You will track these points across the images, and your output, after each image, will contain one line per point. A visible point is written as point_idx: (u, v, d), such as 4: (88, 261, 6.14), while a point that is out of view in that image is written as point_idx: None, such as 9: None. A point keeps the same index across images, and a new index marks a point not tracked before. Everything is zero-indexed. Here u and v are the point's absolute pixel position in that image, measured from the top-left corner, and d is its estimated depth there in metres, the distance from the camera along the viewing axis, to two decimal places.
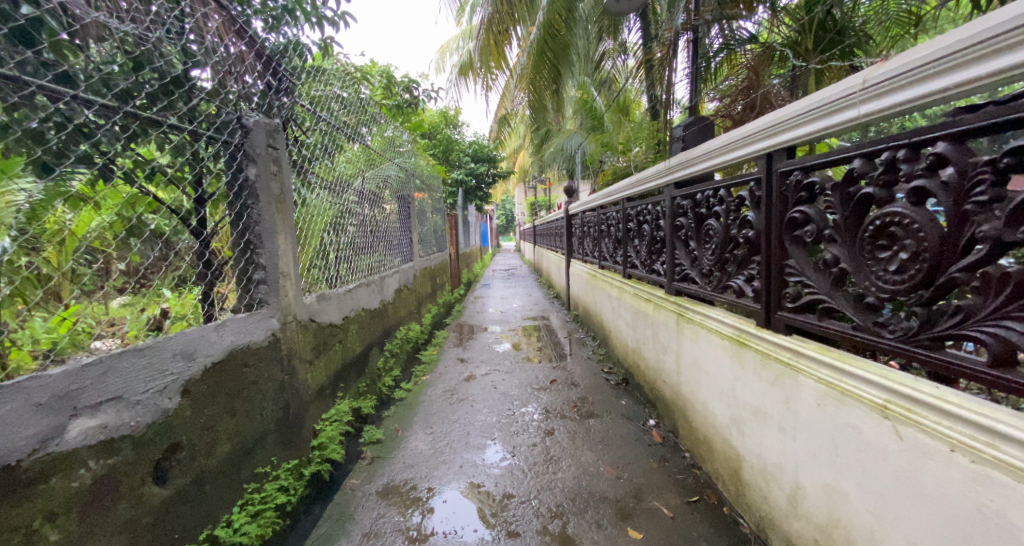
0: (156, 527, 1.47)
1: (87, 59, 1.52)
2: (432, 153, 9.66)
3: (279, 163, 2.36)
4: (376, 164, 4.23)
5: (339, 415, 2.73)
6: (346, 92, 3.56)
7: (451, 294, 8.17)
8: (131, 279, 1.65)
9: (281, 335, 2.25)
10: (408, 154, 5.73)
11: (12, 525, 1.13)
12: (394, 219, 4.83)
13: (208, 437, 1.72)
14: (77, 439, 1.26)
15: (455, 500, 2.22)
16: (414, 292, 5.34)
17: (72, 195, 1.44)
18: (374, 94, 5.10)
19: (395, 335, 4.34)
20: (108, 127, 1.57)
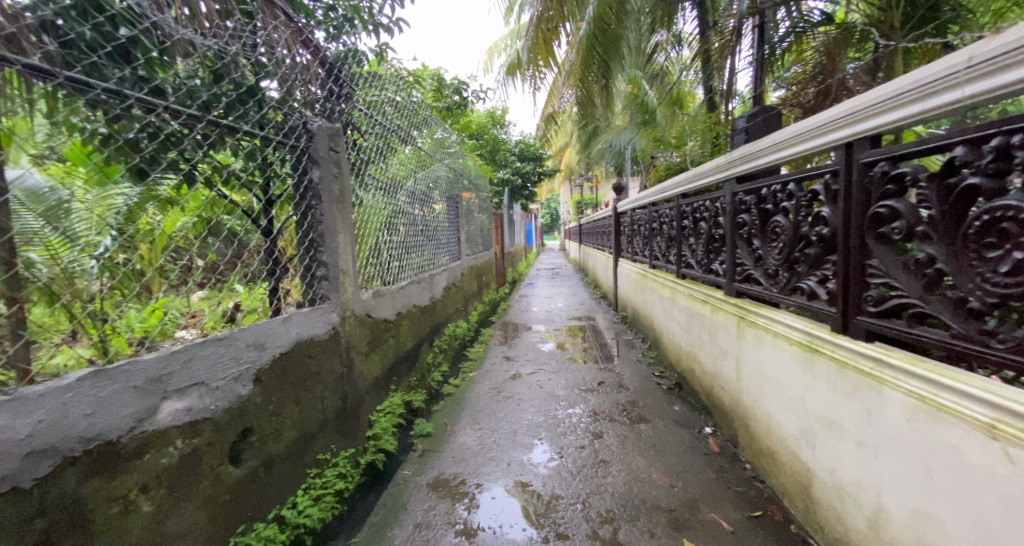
0: (232, 504, 1.59)
1: (174, 74, 1.66)
2: (479, 153, 9.81)
3: (340, 165, 2.47)
4: (426, 165, 4.34)
5: (392, 407, 2.83)
6: (400, 96, 3.68)
7: (497, 293, 8.25)
8: (210, 274, 1.79)
9: (340, 329, 2.37)
10: (457, 155, 5.84)
11: (113, 494, 1.21)
12: (443, 219, 4.94)
13: (276, 423, 1.83)
14: (167, 420, 1.36)
15: (502, 498, 2.24)
16: (461, 290, 5.43)
17: (161, 198, 1.61)
18: (425, 96, 5.22)
19: (444, 332, 4.43)
20: (193, 135, 1.70)
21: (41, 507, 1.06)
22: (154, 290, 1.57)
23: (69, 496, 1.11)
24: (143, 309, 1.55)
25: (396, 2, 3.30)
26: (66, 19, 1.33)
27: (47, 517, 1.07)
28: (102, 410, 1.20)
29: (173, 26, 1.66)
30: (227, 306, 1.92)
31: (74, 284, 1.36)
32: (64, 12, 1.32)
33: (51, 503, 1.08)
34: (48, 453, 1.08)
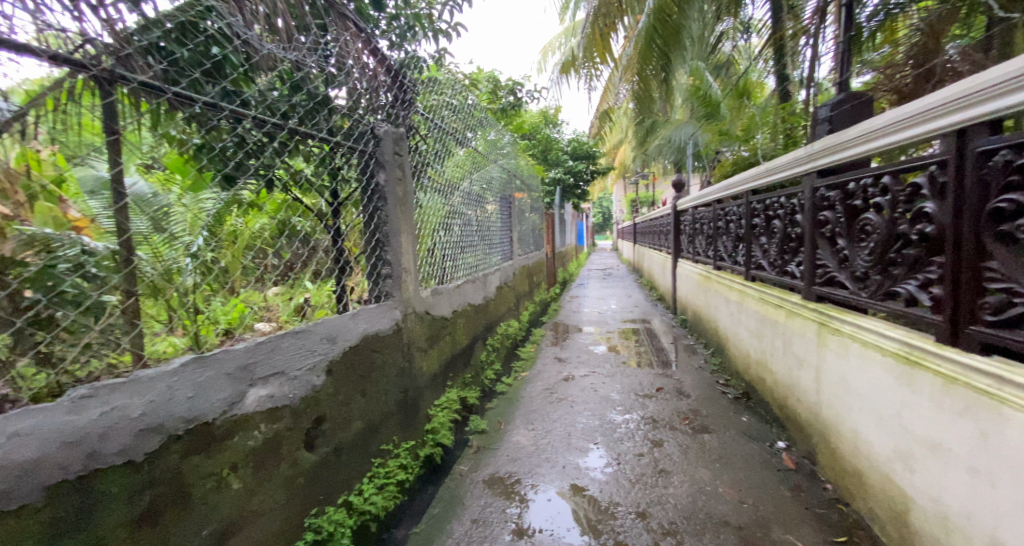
0: (307, 487, 1.70)
1: (258, 88, 1.79)
2: (531, 153, 9.84)
3: (403, 168, 2.56)
4: (481, 166, 4.41)
5: (449, 402, 2.90)
6: (456, 99, 3.76)
7: (548, 293, 8.22)
8: (286, 272, 1.93)
9: (402, 325, 2.46)
10: (510, 155, 5.88)
11: (209, 471, 1.31)
12: (496, 219, 4.99)
13: (345, 413, 1.94)
14: (253, 405, 1.47)
15: (552, 500, 2.22)
16: (513, 290, 5.46)
17: (242, 202, 1.78)
18: (479, 98, 5.30)
19: (496, 331, 4.48)
20: (272, 144, 1.82)
21: (149, 480, 1.14)
22: (237, 286, 1.73)
23: (175, 470, 1.21)
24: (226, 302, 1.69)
25: (455, 7, 3.38)
26: (168, 40, 1.47)
27: (154, 490, 1.15)
28: (201, 394, 1.30)
29: (260, 42, 1.79)
30: (298, 301, 2.04)
31: (171, 279, 1.56)
32: (166, 35, 1.45)
33: (158, 477, 1.16)
34: (155, 431, 1.16)
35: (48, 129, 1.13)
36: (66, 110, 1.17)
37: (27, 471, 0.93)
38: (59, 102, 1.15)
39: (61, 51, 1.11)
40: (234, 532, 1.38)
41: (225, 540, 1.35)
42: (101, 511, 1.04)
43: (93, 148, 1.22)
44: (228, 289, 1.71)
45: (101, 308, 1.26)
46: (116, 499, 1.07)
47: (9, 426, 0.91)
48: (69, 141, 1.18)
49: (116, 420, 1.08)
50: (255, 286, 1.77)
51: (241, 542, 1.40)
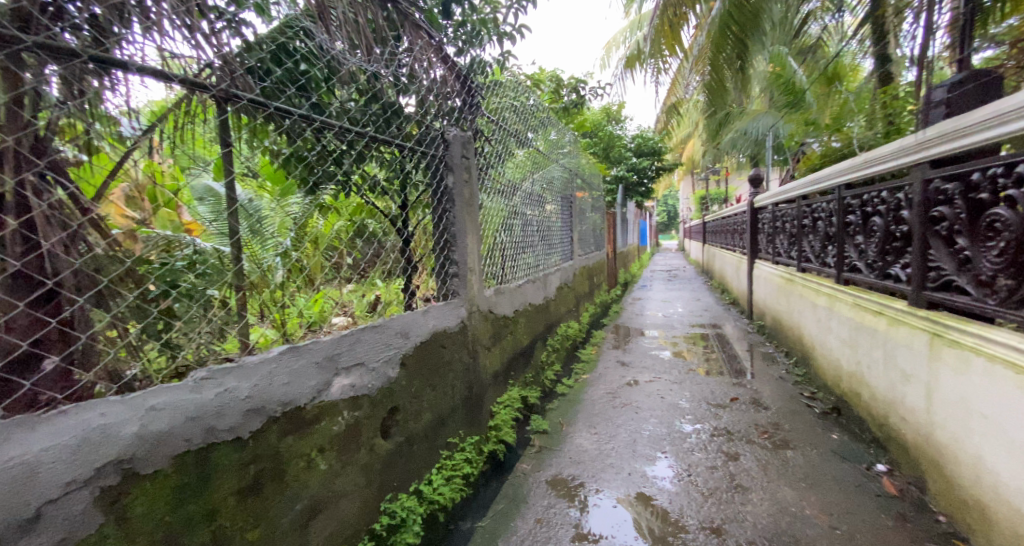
0: (383, 472, 1.79)
1: (339, 101, 1.90)
2: (592, 151, 9.70)
3: (470, 171, 2.63)
4: (542, 166, 4.40)
5: (511, 401, 2.93)
6: (520, 99, 3.78)
7: (609, 295, 8.03)
8: (357, 272, 1.96)
9: (467, 323, 2.52)
10: (572, 154, 5.81)
11: (302, 451, 1.42)
12: (556, 219, 4.97)
13: (417, 405, 2.02)
14: (337, 393, 1.57)
15: (608, 506, 2.17)
16: (573, 291, 5.39)
17: (323, 206, 1.94)
18: (541, 98, 5.30)
19: (556, 331, 4.45)
20: (354, 152, 1.91)
21: (253, 456, 1.25)
22: (317, 281, 1.86)
23: (274, 448, 1.32)
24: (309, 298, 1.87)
25: (520, 8, 3.41)
26: (264, 59, 1.61)
27: (258, 465, 1.27)
28: (295, 380, 1.41)
29: (346, 57, 1.89)
30: (369, 298, 2.08)
31: (266, 277, 1.71)
32: (265, 55, 1.60)
33: (261, 453, 1.28)
34: (259, 411, 1.27)
35: (169, 143, 1.29)
36: (184, 127, 1.32)
37: (158, 441, 1.03)
38: (178, 121, 1.29)
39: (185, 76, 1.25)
40: (321, 510, 1.49)
41: (314, 516, 1.46)
42: (218, 481, 1.16)
43: (201, 160, 1.37)
44: (308, 284, 1.85)
45: (206, 299, 1.43)
46: (227, 471, 1.18)
47: (145, 401, 1.02)
48: (181, 155, 1.33)
49: (228, 400, 1.19)
50: (334, 283, 1.88)
51: (327, 520, 1.51)
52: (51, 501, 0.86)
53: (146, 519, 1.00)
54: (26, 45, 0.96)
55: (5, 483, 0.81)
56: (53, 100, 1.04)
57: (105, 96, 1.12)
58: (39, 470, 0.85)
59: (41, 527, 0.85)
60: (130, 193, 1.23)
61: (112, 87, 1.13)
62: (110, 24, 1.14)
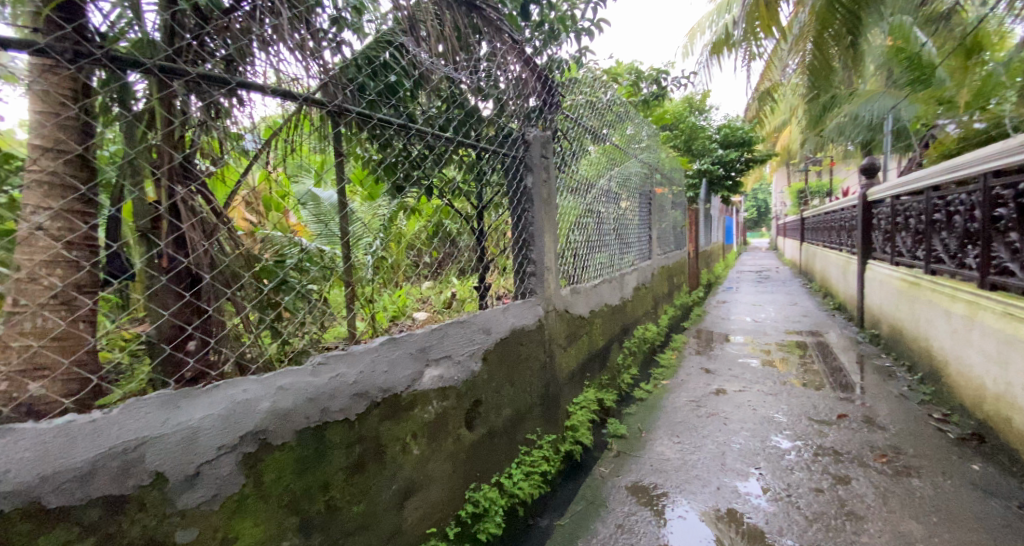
0: (468, 462, 1.86)
1: (421, 108, 2.00)
2: (673, 144, 9.25)
3: (549, 170, 2.64)
4: (619, 162, 4.28)
5: (587, 402, 2.90)
6: (598, 95, 3.71)
7: (690, 296, 7.61)
8: (437, 268, 2.07)
9: (544, 322, 2.53)
10: (651, 148, 5.58)
11: (398, 435, 1.52)
12: (634, 217, 4.81)
13: (497, 399, 2.07)
14: (429, 383, 1.66)
15: (692, 521, 2.05)
16: (651, 292, 5.19)
17: (408, 208, 2.01)
18: (619, 92, 5.14)
19: (633, 333, 4.31)
20: (434, 158, 1.99)
21: (358, 436, 1.37)
22: (400, 279, 1.92)
23: (375, 430, 1.43)
24: (393, 294, 1.88)
25: (600, 2, 3.34)
26: (360, 74, 1.69)
27: (362, 445, 1.38)
28: (394, 369, 1.51)
29: (435, 66, 1.99)
30: (447, 295, 2.18)
31: (356, 273, 1.75)
32: (361, 70, 1.70)
33: (365, 435, 1.39)
34: (363, 396, 1.38)
35: (276, 154, 1.43)
36: (289, 139, 1.45)
37: (285, 417, 1.16)
38: (285, 135, 1.43)
39: (301, 94, 1.39)
40: (414, 491, 1.58)
41: (408, 498, 1.55)
42: (330, 457, 1.28)
43: (306, 168, 1.52)
44: (393, 280, 1.90)
45: (307, 296, 1.57)
46: (337, 447, 1.30)
47: (275, 380, 1.16)
48: (288, 165, 1.48)
49: (339, 384, 1.31)
50: (415, 279, 1.96)
51: (419, 501, 1.60)
52: (206, 463, 1.00)
53: (275, 485, 1.13)
54: (188, 76, 1.14)
55: (175, 443, 0.95)
56: (195, 121, 1.21)
57: (235, 113, 1.28)
58: (199, 434, 0.99)
59: (200, 483, 0.99)
60: (249, 198, 1.43)
61: (240, 106, 1.28)
62: (244, 50, 1.30)
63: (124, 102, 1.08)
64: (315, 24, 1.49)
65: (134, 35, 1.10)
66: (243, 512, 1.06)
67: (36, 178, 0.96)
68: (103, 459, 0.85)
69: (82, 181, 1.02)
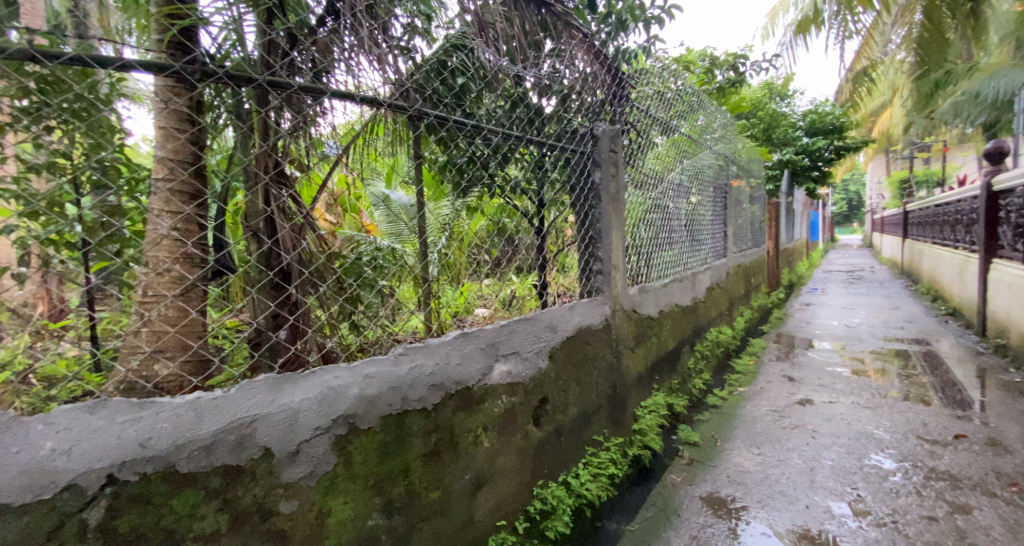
0: (535, 459, 1.87)
1: (486, 108, 1.97)
2: (750, 134, 8.61)
3: (618, 165, 2.57)
4: (690, 154, 4.07)
5: (656, 406, 2.79)
6: (668, 85, 3.55)
7: (769, 298, 7.04)
8: (495, 267, 2.01)
9: (611, 321, 2.48)
10: (726, 138, 5.24)
11: (470, 428, 1.56)
12: (706, 212, 4.55)
13: (564, 398, 2.06)
14: (498, 378, 1.68)
15: (777, 540, 1.90)
16: (726, 292, 4.87)
17: (472, 207, 1.94)
18: (690, 80, 4.88)
19: (706, 336, 4.08)
20: (500, 157, 2.02)
21: (434, 425, 1.42)
22: (461, 276, 1.86)
23: (449, 421, 1.48)
24: (455, 292, 1.84)
25: None
26: (427, 79, 1.73)
27: (437, 435, 1.43)
28: (466, 362, 1.56)
29: (503, 63, 2.01)
30: (506, 293, 2.08)
31: (423, 272, 1.74)
32: (431, 75, 1.73)
33: (440, 425, 1.44)
34: (439, 388, 1.44)
35: (354, 159, 1.50)
36: (368, 144, 1.54)
37: (371, 403, 1.24)
38: (365, 139, 1.51)
39: (375, 94, 1.46)
40: (485, 484, 1.62)
41: (480, 489, 1.59)
42: (409, 444, 1.34)
43: (376, 172, 1.60)
44: (457, 278, 1.86)
45: (378, 292, 1.60)
46: (416, 435, 1.36)
47: (362, 369, 1.23)
48: (363, 169, 1.55)
49: (418, 374, 1.37)
50: (475, 277, 1.89)
51: (490, 493, 1.64)
52: (305, 441, 1.09)
53: (362, 466, 1.21)
54: (292, 90, 1.24)
55: (279, 422, 1.05)
56: (283, 131, 1.29)
57: (318, 121, 1.37)
58: (299, 415, 1.08)
59: (300, 460, 1.08)
60: (329, 201, 1.49)
61: (323, 114, 1.37)
62: (328, 62, 1.38)
63: (239, 115, 1.23)
64: (389, 32, 1.55)
65: (238, 54, 1.22)
66: (335, 489, 1.15)
67: (164, 185, 1.18)
68: (222, 432, 0.96)
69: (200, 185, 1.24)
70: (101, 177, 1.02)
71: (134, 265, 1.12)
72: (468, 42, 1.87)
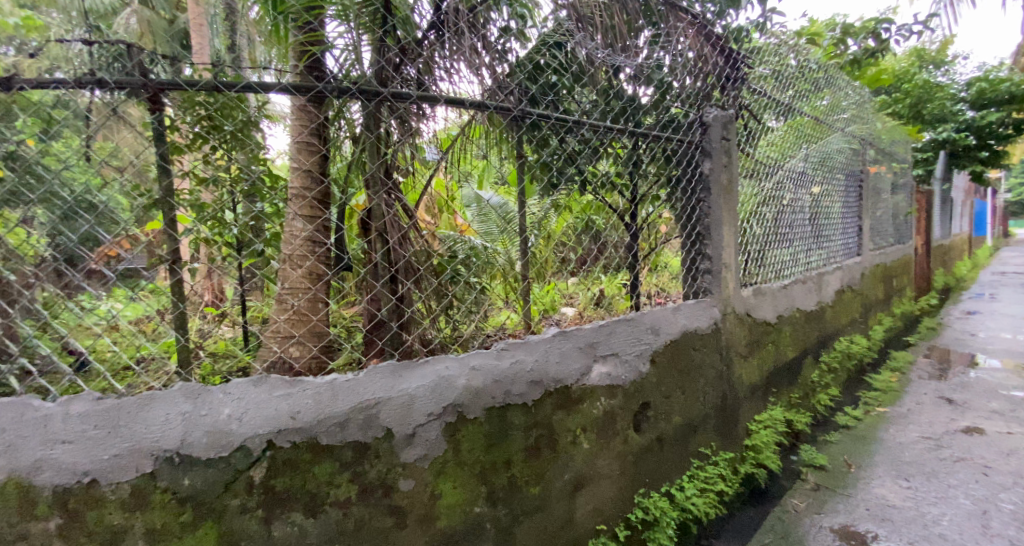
0: (636, 466, 1.80)
1: (580, 102, 1.92)
2: (892, 111, 7.38)
3: (731, 154, 2.36)
4: (815, 137, 3.63)
5: (774, 421, 2.52)
6: (789, 62, 3.20)
7: (916, 304, 5.98)
8: (580, 265, 1.88)
9: (721, 325, 2.29)
10: (861, 116, 4.56)
11: (570, 427, 1.55)
12: (835, 202, 4.01)
13: (667, 405, 1.95)
14: (597, 379, 1.65)
15: None
16: (859, 295, 4.24)
17: (559, 205, 1.93)
18: (816, 54, 4.33)
19: (834, 346, 3.58)
20: (600, 152, 1.94)
21: (535, 421, 1.44)
22: (549, 274, 1.76)
23: (549, 419, 1.48)
24: (540, 288, 1.74)
25: None
26: (524, 79, 1.74)
27: (538, 431, 1.44)
28: (566, 362, 1.55)
29: (601, 54, 1.97)
30: (594, 293, 1.96)
31: (506, 266, 1.79)
32: (525, 75, 1.75)
33: (541, 422, 1.45)
34: (539, 385, 1.45)
35: (448, 164, 1.54)
36: (456, 147, 1.55)
37: (476, 394, 1.28)
38: (456, 144, 1.54)
39: (471, 98, 1.51)
40: (585, 485, 1.59)
41: (579, 490, 1.57)
42: (511, 438, 1.37)
43: (468, 174, 1.61)
44: (542, 275, 1.75)
45: (469, 288, 1.66)
46: (517, 429, 1.38)
47: (468, 360, 1.28)
48: (456, 172, 1.57)
49: (519, 369, 1.39)
50: (564, 276, 1.79)
51: (590, 496, 1.61)
52: (420, 426, 1.16)
53: (468, 455, 1.26)
54: (414, 99, 1.34)
55: (399, 405, 1.13)
56: (393, 140, 1.38)
57: (421, 129, 1.42)
58: (416, 401, 1.16)
59: (416, 442, 1.16)
60: (429, 204, 1.56)
61: (426, 121, 1.42)
62: (435, 73, 1.48)
63: (370, 127, 1.35)
64: (488, 38, 1.60)
65: (356, 72, 1.34)
66: (445, 474, 1.21)
67: (293, 192, 1.35)
68: (352, 411, 1.06)
69: (314, 187, 1.38)
70: (250, 187, 1.23)
71: (273, 262, 1.37)
72: (565, 39, 1.87)
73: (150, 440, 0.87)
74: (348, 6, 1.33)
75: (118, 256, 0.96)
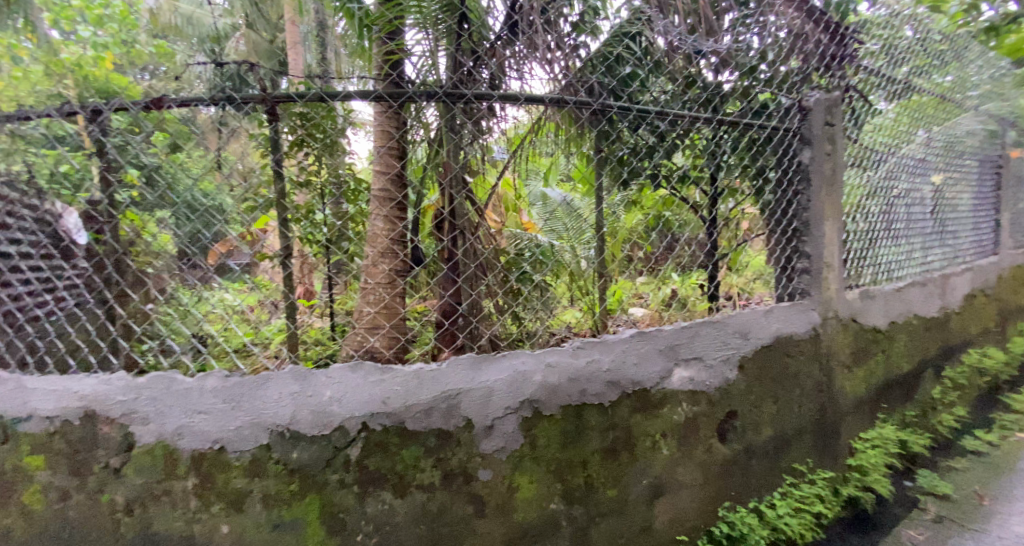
0: (720, 477, 1.69)
1: (655, 91, 1.82)
2: None
3: (836, 142, 2.10)
4: (937, 118, 3.18)
5: (884, 441, 2.25)
6: (905, 34, 2.84)
7: None
8: (653, 265, 1.79)
9: (823, 332, 2.08)
10: (1000, 92, 3.90)
11: (649, 431, 1.50)
12: (964, 192, 3.48)
13: (756, 415, 1.81)
14: (678, 384, 1.57)
15: None
16: (995, 301, 3.64)
17: (631, 197, 1.86)
18: (942, 22, 3.78)
19: (960, 360, 3.11)
20: (681, 144, 1.86)
21: (612, 423, 1.40)
22: (614, 274, 1.70)
23: (627, 423, 1.44)
24: (608, 291, 1.69)
25: None
26: (600, 74, 1.73)
27: (614, 433, 1.41)
28: (646, 365, 1.49)
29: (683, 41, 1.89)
30: (665, 293, 1.88)
31: (574, 266, 1.80)
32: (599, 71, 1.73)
33: (618, 424, 1.42)
34: (617, 386, 1.41)
35: (518, 163, 1.57)
36: (530, 144, 1.56)
37: (553, 391, 1.28)
38: (529, 142, 1.55)
39: (543, 95, 1.48)
40: (663, 493, 1.53)
41: (658, 497, 1.51)
42: (586, 438, 1.35)
43: (536, 172, 1.65)
44: (609, 274, 1.70)
45: (530, 281, 1.69)
46: (594, 429, 1.36)
47: (544, 357, 1.28)
48: (524, 170, 1.60)
49: (596, 369, 1.37)
50: (631, 275, 1.71)
51: (669, 504, 1.54)
52: (498, 418, 1.18)
53: (545, 451, 1.26)
54: (490, 99, 1.36)
55: (479, 397, 1.16)
56: (465, 146, 1.41)
57: (490, 129, 1.44)
58: (494, 394, 1.18)
59: (495, 434, 1.18)
60: (496, 203, 1.56)
61: (500, 120, 1.44)
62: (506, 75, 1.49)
63: (452, 127, 1.38)
64: (563, 33, 1.60)
65: (433, 77, 1.41)
66: (522, 469, 1.22)
67: (377, 193, 1.48)
68: (434, 401, 1.11)
69: (398, 190, 1.48)
70: None
71: (357, 259, 1.49)
72: (641, 27, 1.82)
73: (266, 416, 0.99)
74: (426, 17, 1.41)
75: (232, 251, 1.11)
